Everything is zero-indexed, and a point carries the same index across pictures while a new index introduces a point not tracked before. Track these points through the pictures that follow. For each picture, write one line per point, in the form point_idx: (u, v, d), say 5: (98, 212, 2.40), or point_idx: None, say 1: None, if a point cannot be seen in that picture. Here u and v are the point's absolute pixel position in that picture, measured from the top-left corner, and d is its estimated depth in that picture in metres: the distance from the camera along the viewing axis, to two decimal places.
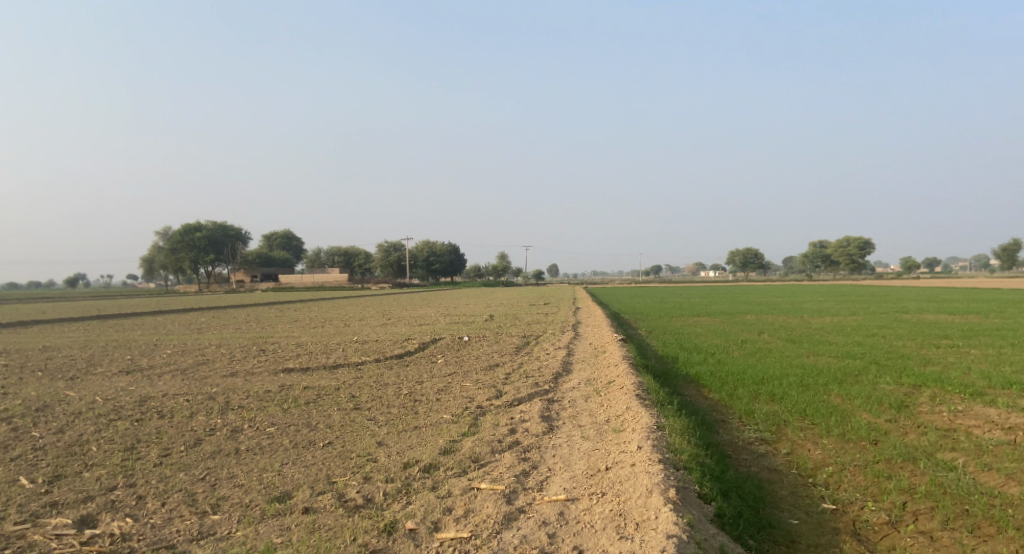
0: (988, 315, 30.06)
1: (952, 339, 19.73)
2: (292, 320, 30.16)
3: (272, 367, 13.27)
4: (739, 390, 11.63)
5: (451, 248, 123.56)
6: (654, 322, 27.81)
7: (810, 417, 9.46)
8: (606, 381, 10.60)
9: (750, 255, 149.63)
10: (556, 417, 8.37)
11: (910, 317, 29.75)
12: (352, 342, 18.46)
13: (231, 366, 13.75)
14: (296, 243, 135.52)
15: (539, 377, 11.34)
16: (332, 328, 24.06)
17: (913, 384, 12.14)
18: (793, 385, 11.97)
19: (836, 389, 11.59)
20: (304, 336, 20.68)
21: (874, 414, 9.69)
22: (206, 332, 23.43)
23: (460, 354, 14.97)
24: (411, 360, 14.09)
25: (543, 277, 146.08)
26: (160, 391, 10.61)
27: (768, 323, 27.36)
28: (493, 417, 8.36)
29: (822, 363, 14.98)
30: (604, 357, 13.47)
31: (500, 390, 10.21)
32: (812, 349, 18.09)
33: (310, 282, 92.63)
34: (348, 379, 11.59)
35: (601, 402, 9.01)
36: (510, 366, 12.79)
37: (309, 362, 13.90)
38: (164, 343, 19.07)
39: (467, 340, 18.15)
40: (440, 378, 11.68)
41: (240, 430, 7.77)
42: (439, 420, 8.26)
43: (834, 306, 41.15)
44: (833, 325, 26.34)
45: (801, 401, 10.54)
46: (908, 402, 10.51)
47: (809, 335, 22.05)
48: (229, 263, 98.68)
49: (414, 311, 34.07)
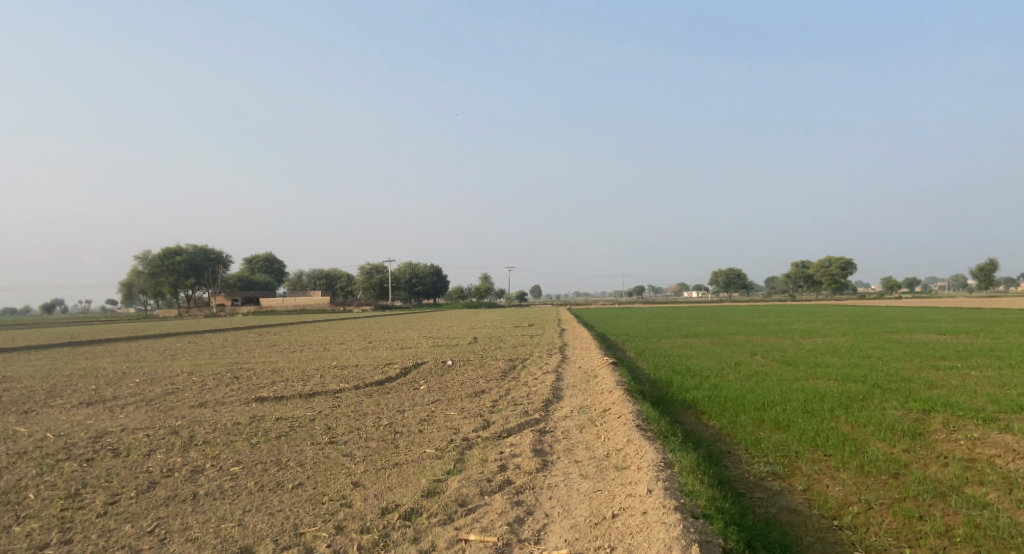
0: (979, 334, 29.84)
1: (949, 360, 19.30)
2: (270, 345, 29.10)
3: (244, 396, 12.42)
4: (741, 418, 10.99)
5: (435, 270, 122.71)
6: (643, 343, 27.18)
7: (821, 449, 8.85)
8: (601, 409, 9.91)
9: (734, 275, 149.93)
10: (550, 451, 7.67)
11: (901, 337, 29.35)
12: (331, 368, 17.62)
13: (200, 395, 12.87)
14: (279, 266, 134.21)
15: (529, 405, 10.62)
16: (310, 353, 23.12)
17: (922, 410, 11.58)
18: (798, 412, 11.36)
19: (843, 416, 11.00)
20: (281, 362, 19.75)
21: (889, 445, 9.10)
22: (178, 358, 22.42)
23: (445, 380, 14.23)
24: (393, 387, 13.31)
25: (528, 298, 145.48)
26: (119, 425, 9.75)
27: (760, 345, 26.81)
28: (480, 451, 7.62)
29: (824, 387, 14.38)
30: (597, 383, 12.77)
31: (488, 419, 9.49)
32: (808, 371, 17.52)
33: (292, 305, 91.13)
34: (325, 409, 10.81)
35: (597, 434, 8.31)
36: (498, 392, 12.07)
37: (285, 390, 13.10)
38: (132, 371, 18.08)
39: (452, 365, 17.38)
40: (423, 406, 10.94)
41: (200, 471, 6.97)
42: (422, 455, 7.52)
43: (823, 326, 40.78)
44: (825, 346, 25.86)
45: (809, 430, 9.93)
46: (922, 430, 9.94)
47: (802, 357, 21.52)
48: (209, 286, 97.00)
49: (396, 334, 33.11)
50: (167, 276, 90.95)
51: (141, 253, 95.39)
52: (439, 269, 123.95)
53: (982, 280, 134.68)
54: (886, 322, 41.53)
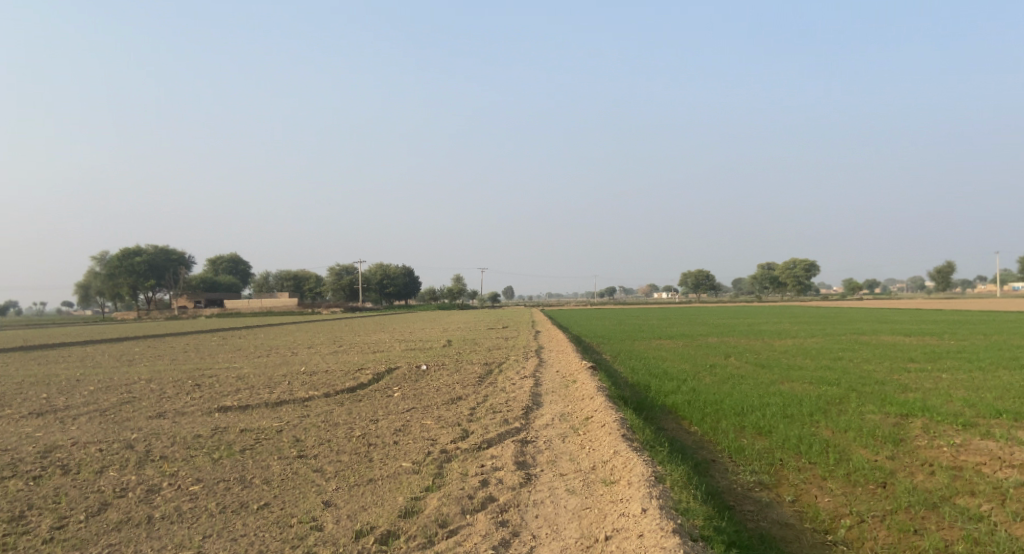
0: (944, 336, 30.36)
1: (919, 362, 19.49)
2: (236, 349, 28.25)
3: (207, 405, 11.83)
4: (723, 424, 10.79)
5: (405, 272, 121.67)
6: (616, 346, 27.05)
7: (805, 457, 8.67)
8: (583, 417, 9.62)
9: (701, 277, 151.50)
10: (533, 464, 7.34)
11: (869, 339, 29.70)
12: (300, 373, 17.06)
13: (160, 404, 12.25)
14: (244, 267, 131.76)
15: (508, 413, 10.26)
16: (278, 358, 22.46)
17: (901, 414, 11.52)
18: (779, 417, 11.20)
19: (824, 421, 10.87)
20: (247, 368, 19.09)
21: (873, 452, 8.97)
22: (137, 363, 21.58)
23: (418, 385, 13.81)
24: (365, 394, 12.86)
25: (498, 299, 145.13)
26: (70, 439, 9.13)
27: (732, 347, 26.86)
28: (460, 465, 7.25)
29: (801, 391, 14.29)
30: (576, 389, 12.48)
31: (466, 429, 9.13)
32: (783, 374, 17.50)
33: (258, 307, 89.45)
34: (294, 419, 10.31)
35: (581, 444, 7.99)
36: (474, 399, 11.70)
37: (250, 399, 12.55)
38: (88, 378, 17.27)
39: (425, 369, 16.95)
40: (397, 415, 10.52)
41: (157, 491, 6.47)
42: (398, 470, 7.12)
43: (792, 327, 41.24)
44: (797, 348, 26.01)
45: (792, 437, 9.77)
46: (904, 436, 9.84)
47: (776, 359, 21.55)
48: (172, 287, 94.71)
49: (366, 337, 32.48)
50: (127, 277, 88.55)
51: (100, 254, 92.62)
52: (409, 270, 122.98)
53: (940, 281, 138.24)
54: (852, 323, 42.24)
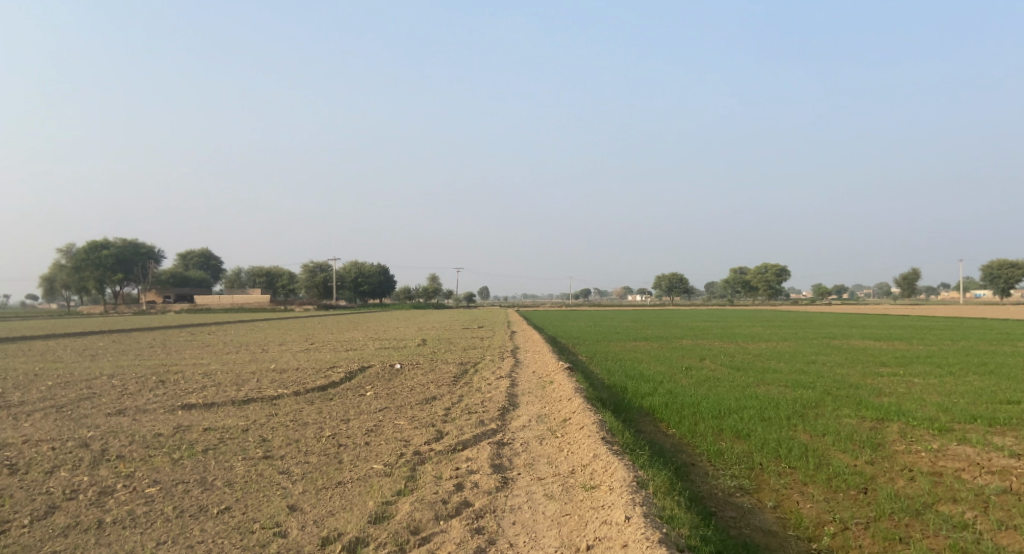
0: (913, 341, 30.74)
1: (891, 367, 19.61)
2: (204, 346, 27.55)
3: (170, 403, 11.37)
4: (701, 426, 10.64)
5: (381, 270, 120.78)
6: (592, 347, 26.89)
7: (785, 461, 8.54)
8: (560, 419, 9.40)
9: (675, 280, 152.57)
10: (509, 467, 7.09)
11: (841, 343, 29.99)
12: (269, 371, 16.59)
13: (120, 401, 11.74)
14: (215, 262, 129.87)
15: (484, 414, 9.99)
16: (247, 355, 21.90)
17: (877, 419, 11.48)
18: (757, 420, 11.09)
19: (802, 425, 10.78)
20: (215, 365, 18.55)
21: (852, 457, 8.87)
22: (99, 359, 20.87)
23: (391, 384, 13.48)
24: (336, 393, 12.50)
25: (473, 299, 144.78)
26: (21, 436, 8.65)
27: (707, 349, 26.88)
28: (434, 468, 6.97)
29: (777, 394, 14.23)
30: (553, 390, 12.25)
31: (440, 430, 8.84)
32: (759, 377, 17.46)
33: (229, 304, 87.94)
34: (261, 418, 9.92)
35: (559, 447, 7.76)
36: (448, 399, 11.42)
37: (216, 397, 12.09)
38: (47, 373, 16.61)
39: (399, 368, 16.59)
40: (368, 415, 10.19)
41: (110, 493, 6.08)
42: (369, 473, 6.81)
43: (765, 330, 41.56)
44: (771, 351, 26.14)
45: (771, 441, 9.65)
46: (882, 441, 9.77)
47: (750, 362, 21.54)
48: (140, 282, 92.70)
49: (338, 335, 31.93)
50: (93, 271, 86.44)
51: (65, 246, 90.32)
52: (383, 268, 121.91)
53: (906, 288, 140.94)
54: (823, 328, 42.67)
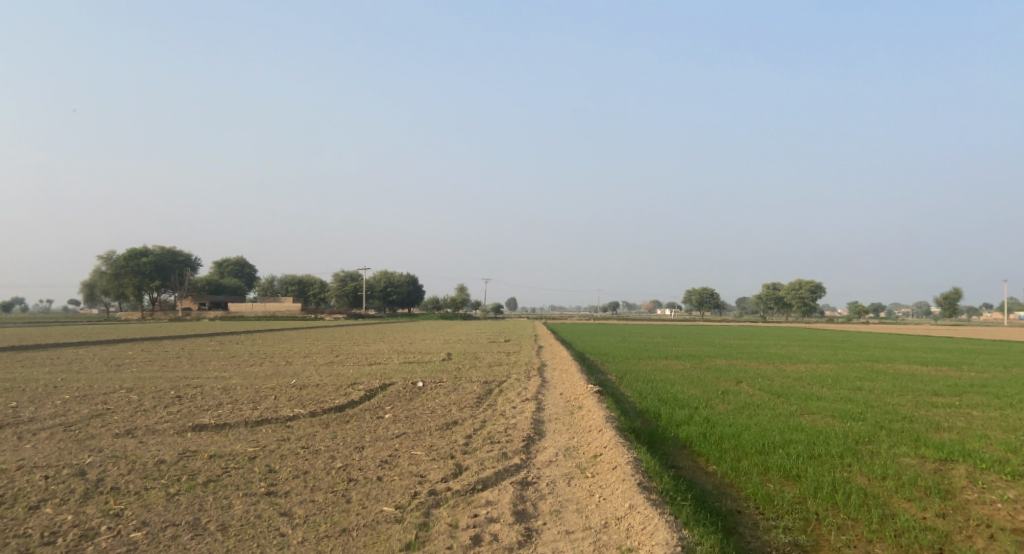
0: (963, 367, 29.14)
1: (945, 396, 18.33)
2: (229, 356, 27.25)
3: (182, 423, 10.85)
4: (744, 463, 9.77)
5: (410, 280, 120.95)
6: (623, 365, 25.98)
7: (843, 512, 7.65)
8: (591, 455, 8.62)
9: (707, 294, 150.01)
10: (534, 514, 6.37)
11: (885, 367, 28.55)
12: (289, 387, 16.05)
13: (132, 420, 11.26)
14: (248, 270, 131.58)
15: (508, 445, 9.24)
16: (270, 368, 21.41)
17: (940, 459, 10.45)
18: (806, 458, 10.15)
19: (857, 465, 9.81)
20: (235, 378, 18.10)
21: (919, 508, 7.93)
22: (122, 370, 20.59)
23: (411, 406, 12.82)
24: (353, 414, 11.87)
25: (501, 310, 144.18)
26: (18, 461, 8.15)
27: (743, 371, 25.70)
28: (449, 514, 6.28)
29: (825, 426, 13.21)
30: (581, 418, 11.45)
31: (459, 464, 8.13)
32: (802, 405, 16.37)
33: (260, 312, 88.62)
34: (271, 443, 9.31)
35: (589, 490, 6.99)
36: (470, 426, 10.70)
37: (230, 416, 11.57)
38: (66, 385, 16.28)
39: (422, 387, 15.92)
40: (384, 442, 9.52)
41: (91, 538, 5.49)
42: (377, 519, 6.13)
43: (802, 350, 40.08)
44: (811, 374, 24.95)
45: (824, 484, 8.74)
46: (951, 489, 8.79)
47: (791, 387, 20.40)
48: (175, 288, 93.99)
49: (365, 348, 31.42)
50: (130, 277, 87.95)
51: (104, 253, 92.02)
52: (412, 278, 121.97)
53: (948, 307, 136.35)
54: (864, 349, 40.88)
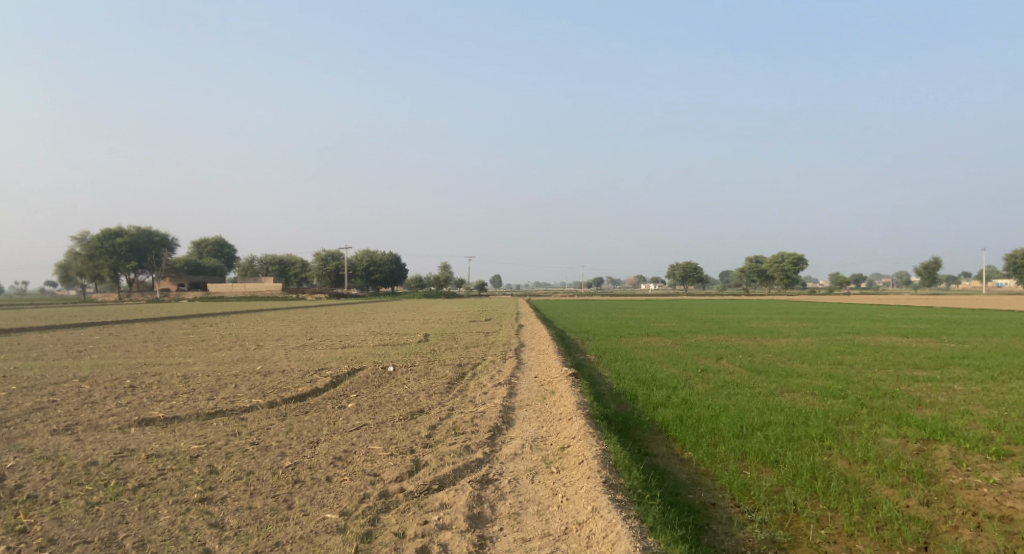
0: (943, 338, 29.01)
1: (925, 370, 18.06)
2: (200, 340, 26.45)
3: (128, 417, 10.20)
4: (721, 449, 9.32)
5: (393, 258, 119.90)
6: (603, 343, 25.54)
7: (823, 502, 7.20)
8: (560, 447, 8.11)
9: (690, 269, 150.37)
10: (491, 518, 5.88)
11: (866, 340, 28.39)
12: (253, 374, 15.38)
13: (75, 414, 10.56)
14: (228, 250, 129.87)
15: (472, 437, 8.69)
16: (238, 352, 20.68)
17: (923, 440, 10.06)
18: (784, 442, 9.71)
19: (837, 448, 9.40)
20: (199, 364, 17.38)
21: (902, 495, 7.49)
22: (81, 357, 19.75)
23: (376, 393, 12.22)
24: (314, 404, 11.26)
25: (485, 287, 143.61)
26: None
27: (725, 347, 25.32)
28: (397, 521, 5.76)
29: (804, 405, 12.83)
30: (553, 405, 10.95)
31: (417, 460, 7.58)
32: (782, 383, 16.00)
33: (240, 293, 87.40)
34: (219, 439, 8.69)
35: (552, 489, 6.48)
36: (436, 415, 10.13)
37: (181, 408, 10.92)
38: (17, 374, 15.49)
39: (392, 372, 15.35)
40: (341, 435, 8.92)
41: None
42: (316, 529, 5.60)
43: (783, 324, 39.99)
44: (792, 348, 24.69)
45: (803, 471, 8.31)
46: (933, 472, 8.39)
47: (772, 363, 20.07)
48: (152, 269, 92.10)
49: (341, 329, 30.63)
50: (105, 259, 86.04)
51: (77, 235, 90.05)
52: (394, 256, 120.78)
53: (926, 277, 137.70)
54: (844, 321, 40.81)
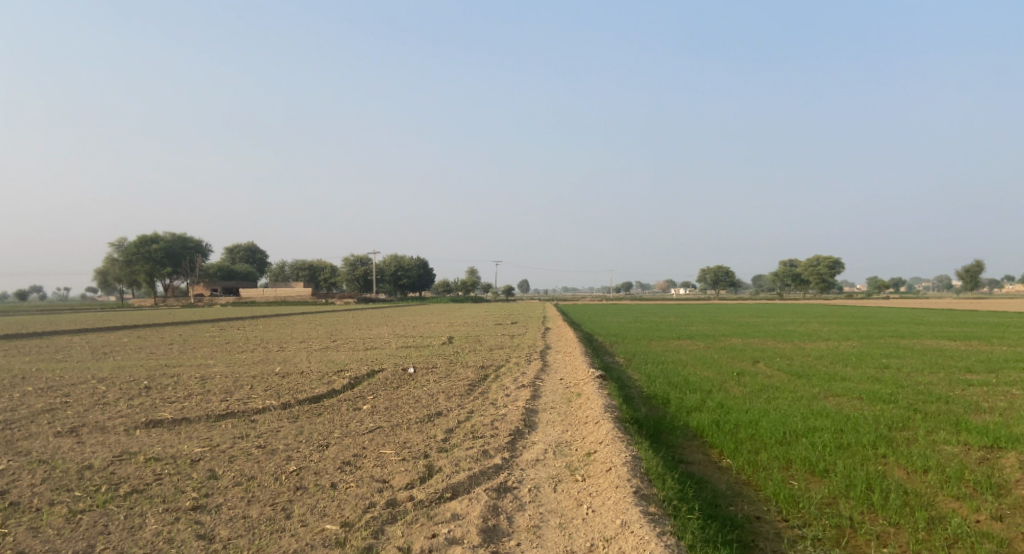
0: (993, 341, 27.60)
1: (978, 373, 16.95)
2: (224, 342, 26.27)
3: (135, 418, 9.82)
4: (763, 457, 8.56)
5: (422, 263, 120.17)
6: (633, 346, 24.74)
7: (883, 517, 6.40)
8: (586, 452, 7.46)
9: (721, 273, 148.06)
10: (508, 530, 5.28)
11: (911, 343, 27.13)
12: (270, 375, 14.98)
13: (82, 415, 10.18)
14: (260, 256, 131.52)
15: (492, 441, 8.08)
16: (260, 354, 20.36)
17: (986, 447, 9.16)
18: (832, 450, 8.91)
19: (892, 456, 8.55)
20: (218, 366, 17.02)
21: (972, 509, 6.66)
22: (104, 359, 19.59)
23: (394, 395, 11.68)
24: (328, 406, 10.73)
25: (514, 292, 142.78)
26: None
27: (759, 350, 24.34)
28: (402, 534, 5.18)
29: (850, 409, 11.96)
30: (579, 407, 10.30)
31: (430, 466, 6.98)
32: (824, 386, 15.08)
33: (271, 298, 88.08)
34: (225, 442, 8.21)
35: (577, 499, 5.83)
36: (455, 418, 9.55)
37: (191, 410, 10.50)
38: (37, 375, 15.34)
39: (413, 373, 14.87)
40: (353, 439, 8.36)
41: None
42: (313, 541, 5.06)
43: (821, 327, 38.68)
44: (832, 352, 23.61)
45: (857, 481, 7.51)
46: (1003, 483, 7.52)
47: (812, 367, 19.08)
48: (187, 275, 93.46)
49: (366, 332, 30.25)
50: (143, 264, 87.38)
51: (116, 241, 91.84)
52: (423, 262, 120.91)
53: (968, 281, 133.59)
54: (884, 325, 39.32)
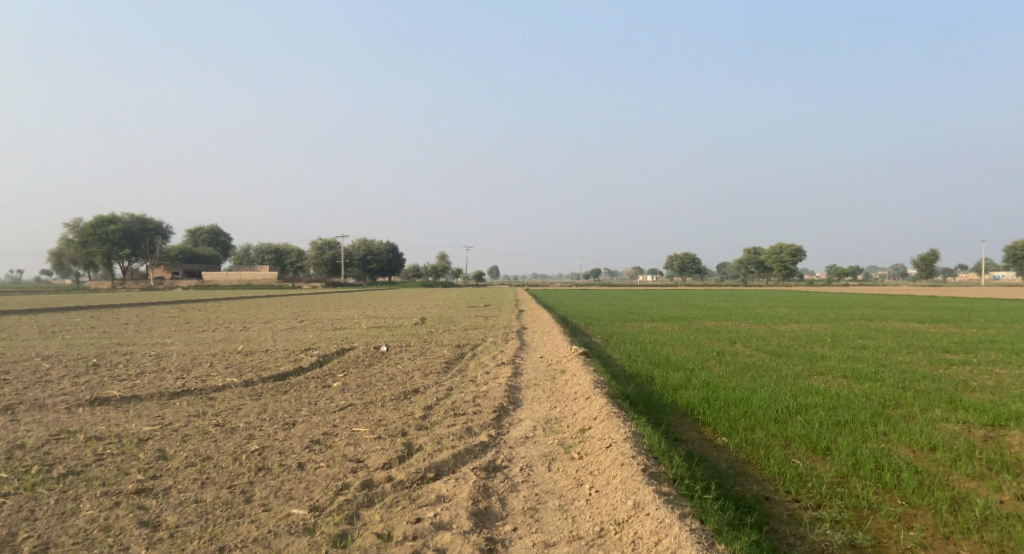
0: (961, 323, 27.92)
1: (957, 354, 16.86)
2: (184, 323, 25.12)
3: (79, 396, 8.94)
4: (761, 435, 8.07)
5: (390, 247, 118.56)
6: (609, 328, 24.30)
7: (903, 497, 5.94)
8: (579, 430, 6.85)
9: (689, 259, 149.25)
10: (503, 512, 4.65)
11: (881, 325, 27.27)
12: (232, 353, 14.11)
13: (20, 393, 9.26)
14: (223, 238, 128.37)
15: (475, 418, 7.44)
16: (222, 334, 19.37)
17: (987, 425, 8.83)
18: (831, 427, 8.48)
19: (895, 434, 8.14)
20: (175, 345, 16.02)
21: (993, 489, 6.25)
22: (53, 337, 18.42)
23: (366, 373, 10.95)
24: (294, 384, 9.96)
25: (483, 277, 141.83)
26: None
27: (735, 332, 24.12)
28: (382, 519, 4.53)
29: (840, 388, 11.61)
30: (564, 384, 9.72)
31: (409, 444, 6.30)
32: (808, 366, 14.78)
33: (235, 281, 85.89)
34: (178, 421, 7.40)
35: (576, 478, 5.23)
36: (433, 395, 8.88)
37: (143, 387, 9.64)
38: None
39: (385, 352, 14.15)
40: (321, 417, 7.63)
41: None
42: (277, 528, 4.37)
43: (792, 311, 38.84)
44: (808, 333, 23.50)
45: (866, 458, 7.06)
46: (1016, 462, 7.15)
47: (791, 347, 18.85)
48: (146, 257, 90.56)
49: (334, 313, 29.34)
50: (99, 246, 84.29)
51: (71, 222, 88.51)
52: (392, 245, 119.35)
53: (925, 269, 137.09)
54: (853, 309, 39.70)
